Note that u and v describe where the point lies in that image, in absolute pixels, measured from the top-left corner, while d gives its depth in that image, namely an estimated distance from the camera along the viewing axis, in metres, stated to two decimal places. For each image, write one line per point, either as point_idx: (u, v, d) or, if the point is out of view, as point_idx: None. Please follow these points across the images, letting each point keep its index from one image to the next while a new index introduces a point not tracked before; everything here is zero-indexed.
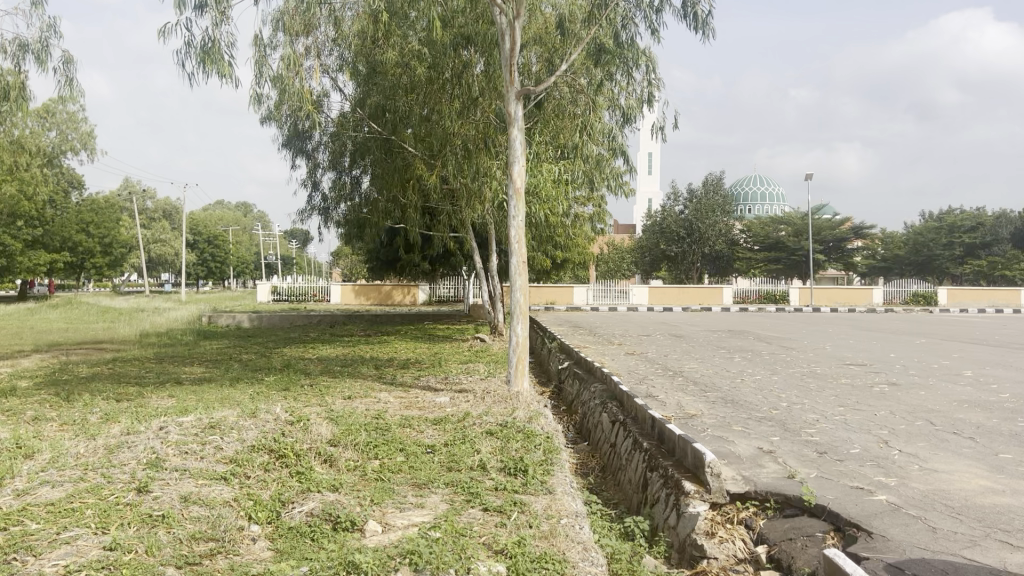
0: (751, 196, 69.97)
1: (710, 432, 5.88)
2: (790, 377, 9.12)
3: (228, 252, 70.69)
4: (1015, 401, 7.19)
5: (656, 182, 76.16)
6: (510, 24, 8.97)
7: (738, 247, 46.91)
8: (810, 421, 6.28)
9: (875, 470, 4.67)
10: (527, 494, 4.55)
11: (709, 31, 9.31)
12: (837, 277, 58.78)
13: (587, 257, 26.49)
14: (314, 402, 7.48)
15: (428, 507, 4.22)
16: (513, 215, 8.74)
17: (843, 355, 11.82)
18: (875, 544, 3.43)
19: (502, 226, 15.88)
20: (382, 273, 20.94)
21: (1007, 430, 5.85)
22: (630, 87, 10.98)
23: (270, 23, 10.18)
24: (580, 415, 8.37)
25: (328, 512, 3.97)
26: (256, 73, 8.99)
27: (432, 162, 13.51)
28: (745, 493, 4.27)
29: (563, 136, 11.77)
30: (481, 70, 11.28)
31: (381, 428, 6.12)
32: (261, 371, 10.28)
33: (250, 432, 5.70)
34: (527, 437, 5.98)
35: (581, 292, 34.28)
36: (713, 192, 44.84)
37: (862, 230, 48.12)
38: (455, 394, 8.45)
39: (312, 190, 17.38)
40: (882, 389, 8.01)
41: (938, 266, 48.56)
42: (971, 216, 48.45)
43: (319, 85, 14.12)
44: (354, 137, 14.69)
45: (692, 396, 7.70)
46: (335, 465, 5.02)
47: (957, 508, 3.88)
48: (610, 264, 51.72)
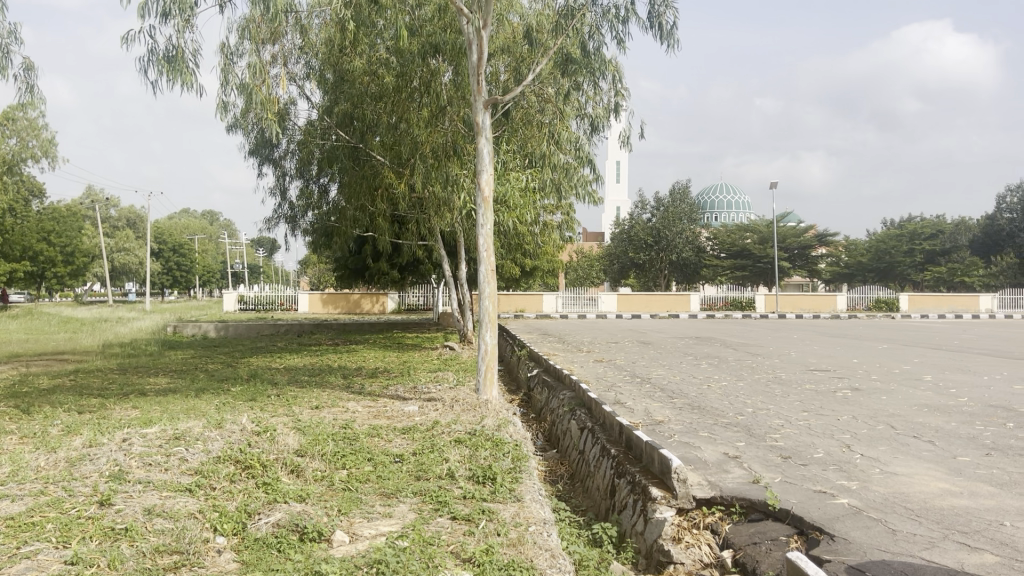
0: (717, 204, 70.77)
1: (677, 438, 5.94)
2: (755, 382, 9.26)
3: (193, 261, 69.84)
4: (973, 405, 7.35)
5: (624, 190, 76.77)
6: (477, 34, 8.96)
7: (706, 255, 47.35)
8: (775, 427, 6.35)
9: (837, 474, 4.75)
10: (495, 502, 4.55)
11: (674, 42, 9.42)
12: (802, 286, 59.55)
13: (556, 266, 26.59)
14: (281, 413, 7.41)
15: (396, 516, 4.21)
16: (481, 223, 8.74)
17: (808, 361, 11.98)
18: (837, 547, 3.48)
19: (471, 236, 15.87)
20: (349, 282, 20.81)
21: (964, 433, 5.99)
22: (597, 96, 11.19)
23: (236, 31, 10.16)
24: (549, 423, 8.38)
25: (294, 523, 3.93)
26: (222, 81, 8.92)
27: (402, 170, 13.47)
28: (711, 498, 4.31)
29: (531, 145, 11.86)
30: (449, 79, 11.39)
31: (349, 437, 6.09)
32: (227, 381, 10.18)
33: (215, 443, 5.65)
34: (495, 445, 5.99)
35: (550, 300, 34.42)
36: (680, 201, 45.40)
37: (826, 237, 48.79)
38: (424, 402, 8.43)
39: (279, 200, 17.28)
40: (845, 394, 8.15)
41: (900, 273, 49.41)
42: (931, 224, 49.44)
43: (286, 93, 14.09)
44: (321, 146, 14.62)
45: (659, 403, 7.76)
46: (302, 475, 4.98)
47: (917, 510, 3.96)
48: (579, 272, 51.97)
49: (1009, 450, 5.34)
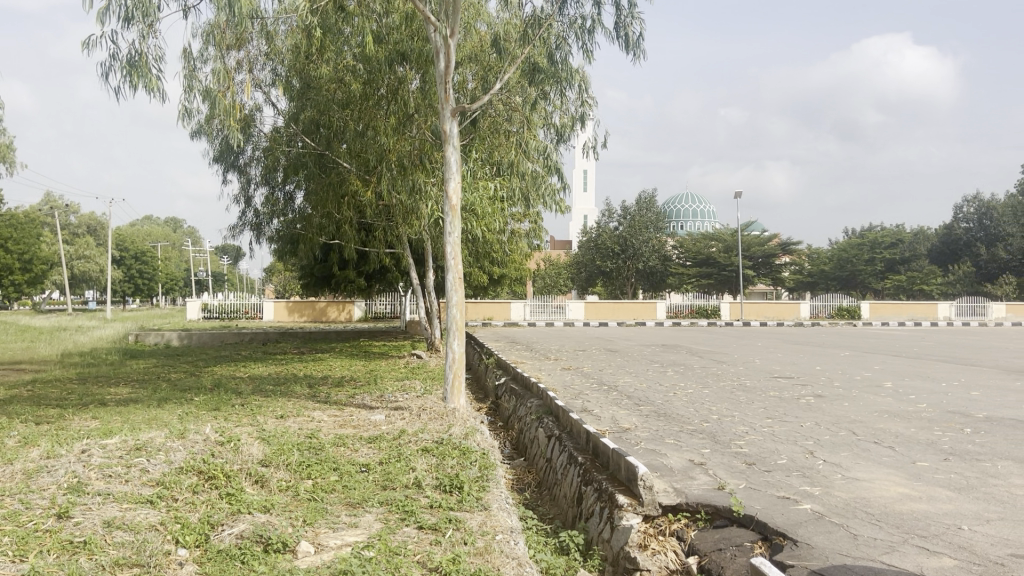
0: (683, 213, 71.40)
1: (644, 445, 5.97)
2: (721, 390, 9.34)
3: (156, 269, 68.74)
4: (932, 411, 7.49)
5: (591, 200, 77.23)
6: (445, 42, 8.96)
7: (672, 263, 47.72)
8: (740, 433, 6.41)
9: (800, 480, 4.81)
10: (462, 511, 4.54)
11: (640, 53, 9.50)
12: (767, 294, 60.24)
13: (524, 273, 26.64)
14: (245, 422, 7.31)
15: (362, 526, 4.18)
16: (449, 231, 8.72)
17: (773, 368, 12.10)
18: (800, 552, 3.52)
19: (439, 243, 15.84)
20: (316, 290, 20.64)
21: (923, 439, 6.10)
22: (564, 106, 11.25)
23: (201, 37, 10.08)
24: (517, 431, 8.37)
25: (258, 534, 3.88)
26: (185, 87, 8.81)
27: (369, 177, 13.42)
28: (677, 505, 4.34)
29: (499, 153, 11.86)
30: (416, 86, 11.40)
31: (315, 447, 6.03)
32: (191, 390, 10.04)
33: (177, 453, 5.57)
34: (463, 453, 5.97)
35: (518, 308, 34.43)
36: (646, 209, 45.87)
37: (790, 246, 49.39)
38: (391, 411, 8.37)
39: (244, 207, 17.13)
40: (808, 401, 8.25)
41: (861, 281, 50.21)
42: (891, 233, 50.34)
43: (251, 100, 14.00)
44: (287, 153, 14.52)
45: (626, 410, 7.79)
46: (266, 486, 4.92)
47: (877, 515, 4.03)
48: (547, 280, 52.24)
49: (967, 455, 5.45)
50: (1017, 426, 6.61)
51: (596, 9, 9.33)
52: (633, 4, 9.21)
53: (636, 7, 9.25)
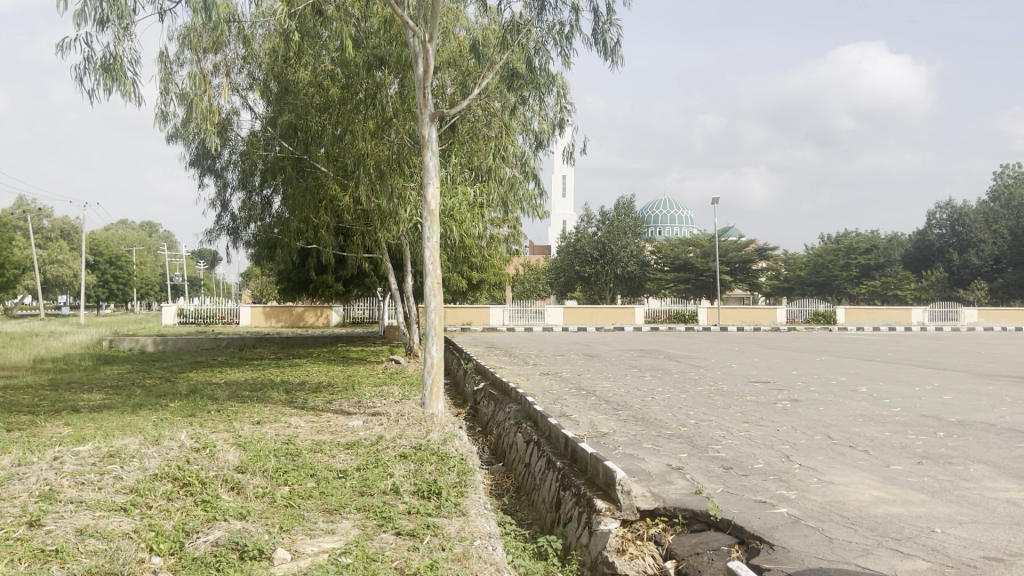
0: (661, 219, 71.73)
1: (622, 450, 5.99)
2: (698, 395, 9.38)
3: (131, 273, 67.99)
4: (907, 415, 7.58)
5: (570, 205, 77.43)
6: (423, 47, 8.95)
7: (650, 269, 47.92)
8: (717, 438, 6.45)
9: (777, 484, 4.83)
10: (440, 517, 4.52)
11: (618, 59, 9.56)
12: (745, 299, 60.67)
13: (503, 278, 26.63)
14: (221, 428, 7.25)
15: (339, 532, 4.16)
16: (428, 236, 8.71)
17: (749, 373, 12.17)
18: (776, 556, 3.54)
19: (417, 248, 15.79)
20: (293, 295, 20.52)
21: (898, 442, 6.17)
22: (542, 111, 11.31)
23: (177, 40, 10.01)
24: (495, 436, 8.36)
25: (233, 542, 3.84)
26: (162, 90, 8.73)
27: (346, 182, 13.36)
28: (653, 509, 4.35)
29: (478, 158, 11.88)
30: (394, 91, 11.41)
31: (292, 453, 5.99)
32: (166, 397, 9.93)
33: (151, 460, 5.51)
34: (441, 459, 5.95)
35: (497, 313, 34.41)
36: (624, 215, 45.98)
37: (766, 251, 49.69)
38: (369, 417, 8.33)
39: (220, 211, 17.02)
40: (784, 405, 8.30)
41: (836, 287, 50.65)
42: (866, 238, 50.91)
43: (228, 104, 13.91)
44: (264, 157, 14.48)
45: (604, 415, 7.80)
46: (243, 492, 4.87)
47: (852, 518, 4.07)
48: (526, 285, 52.28)
49: (940, 459, 5.52)
50: (989, 429, 6.69)
51: (574, 15, 9.37)
52: (611, 11, 9.25)
53: (614, 14, 9.29)
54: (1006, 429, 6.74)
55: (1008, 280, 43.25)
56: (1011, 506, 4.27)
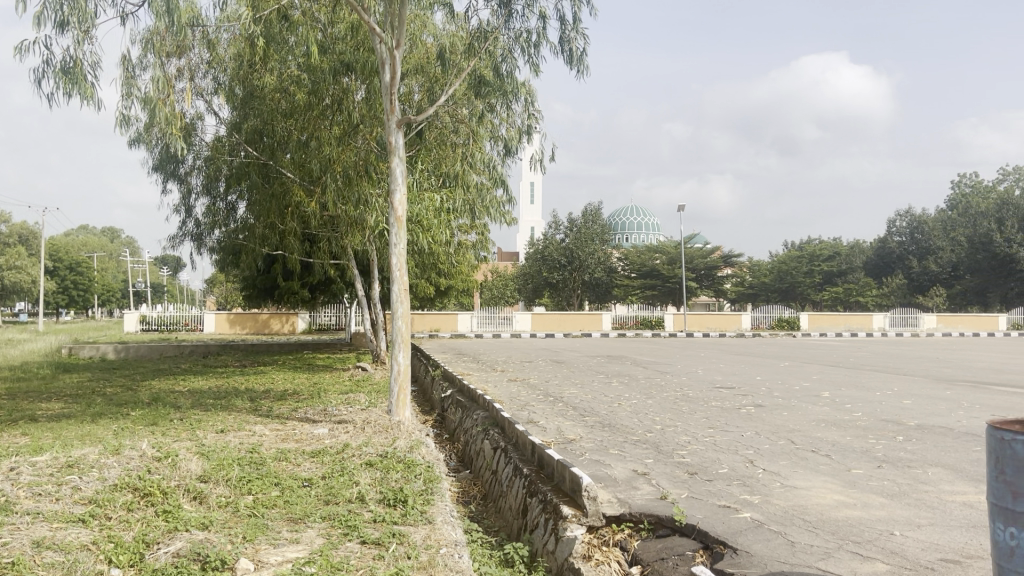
0: (628, 226, 72.24)
1: (588, 456, 6.01)
2: (664, 400, 9.44)
3: (92, 279, 66.83)
4: (868, 420, 7.71)
5: (538, 212, 77.74)
6: (390, 54, 8.94)
7: (617, 275, 48.17)
8: (683, 443, 6.50)
9: (741, 489, 4.89)
10: (406, 525, 4.50)
11: (584, 68, 9.62)
12: (710, 304, 61.31)
13: (470, 285, 26.60)
14: (183, 437, 7.15)
15: (304, 541, 4.12)
16: (395, 243, 8.68)
17: (714, 378, 12.29)
18: (740, 560, 3.58)
19: (384, 254, 15.70)
20: (258, 301, 20.31)
21: (859, 447, 6.28)
22: (510, 119, 11.35)
23: (140, 44, 9.90)
24: (463, 443, 8.35)
25: (196, 552, 3.79)
26: (123, 94, 8.60)
27: (312, 188, 13.26)
28: (620, 515, 4.37)
29: (445, 165, 11.87)
30: (361, 97, 11.33)
31: (256, 462, 5.93)
32: (127, 405, 9.77)
33: (112, 470, 5.42)
34: (407, 467, 5.92)
35: (465, 320, 34.36)
36: (592, 222, 46.16)
37: (732, 258, 50.15)
38: (335, 425, 8.27)
39: (184, 217, 16.79)
40: (748, 410, 8.40)
41: (799, 293, 51.35)
42: (828, 246, 51.71)
43: (192, 108, 13.80)
44: (229, 162, 14.35)
45: (571, 421, 7.82)
46: (205, 502, 4.80)
47: (814, 522, 4.13)
48: (494, 292, 52.39)
49: (899, 463, 5.62)
50: (946, 434, 6.83)
51: (541, 23, 9.41)
52: (578, 19, 9.31)
53: (580, 23, 9.35)
54: (963, 432, 6.89)
55: (965, 286, 44.18)
56: (967, 509, 4.36)
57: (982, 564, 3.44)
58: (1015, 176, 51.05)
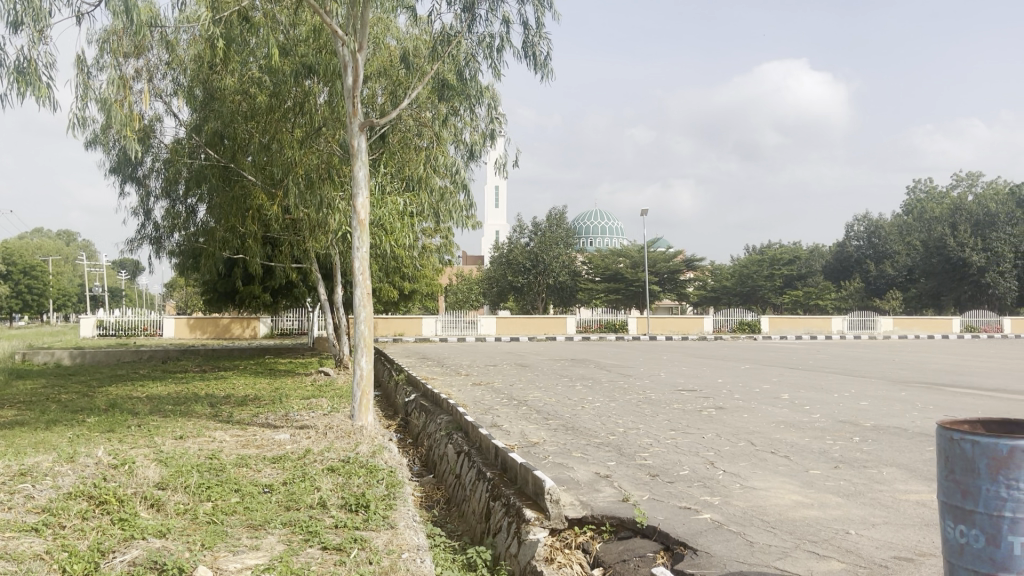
0: (593, 230, 72.62)
1: (552, 459, 6.03)
2: (627, 403, 9.51)
3: (48, 283, 65.42)
4: (826, 421, 7.85)
5: (503, 216, 77.89)
6: (352, 58, 8.89)
7: (581, 279, 48.36)
8: (645, 446, 6.55)
9: (702, 490, 4.95)
10: (368, 531, 4.48)
11: (548, 73, 9.67)
12: (673, 308, 61.93)
13: (435, 289, 26.53)
14: (141, 444, 7.02)
15: (263, 548, 4.08)
16: (357, 247, 8.62)
17: (677, 381, 12.39)
18: (700, 561, 3.62)
19: (347, 258, 15.59)
20: (219, 306, 20.03)
21: (817, 447, 6.38)
22: (474, 122, 11.38)
23: (96, 45, 9.74)
24: (426, 447, 8.32)
25: (152, 561, 3.73)
26: (78, 95, 8.44)
27: (273, 191, 13.14)
28: (582, 518, 4.39)
29: (408, 168, 11.84)
30: (323, 99, 11.25)
31: (215, 468, 5.85)
32: (83, 412, 9.57)
33: (66, 478, 5.31)
34: (369, 472, 5.90)
35: (430, 323, 34.30)
36: (556, 226, 46.32)
37: (694, 263, 50.64)
38: (296, 430, 8.19)
39: (143, 219, 16.52)
40: (710, 413, 8.49)
41: (760, 296, 52.11)
42: (789, 250, 52.49)
43: (150, 110, 13.62)
44: (189, 164, 14.15)
45: (535, 425, 7.85)
46: (163, 510, 4.73)
47: (772, 522, 4.19)
48: (458, 296, 52.42)
49: (855, 463, 5.73)
50: (901, 434, 6.98)
51: (505, 28, 9.43)
52: (541, 24, 9.35)
53: (543, 28, 9.41)
54: (916, 433, 7.05)
55: (921, 289, 45.13)
56: (920, 508, 4.46)
57: (934, 562, 3.52)
58: (968, 182, 52.37)
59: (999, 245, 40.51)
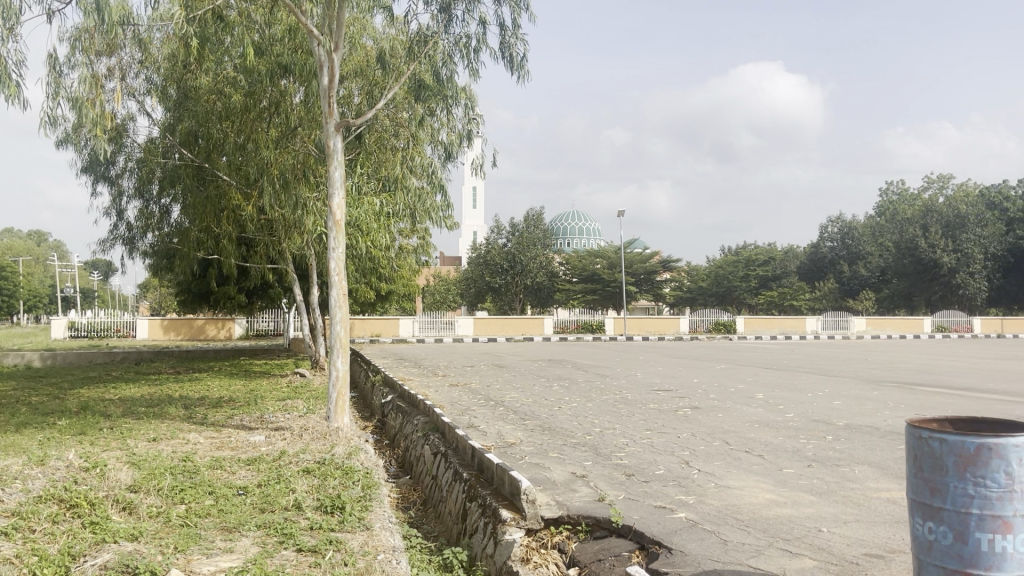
0: (570, 231, 72.82)
1: (528, 459, 6.04)
2: (603, 404, 9.54)
3: (18, 283, 64.47)
4: (800, 420, 7.94)
5: (480, 216, 77.88)
6: (328, 58, 8.84)
7: (559, 280, 48.46)
8: (621, 446, 6.58)
9: (677, 489, 4.98)
10: (343, 532, 4.46)
11: (524, 74, 9.68)
12: (650, 308, 62.25)
13: (412, 290, 26.46)
14: (113, 447, 6.94)
15: (238, 551, 4.05)
16: (333, 247, 8.58)
17: (653, 381, 12.44)
18: (674, 559, 3.64)
19: (323, 259, 15.51)
20: (193, 306, 19.84)
21: (790, 446, 6.44)
22: (450, 123, 11.37)
23: (68, 43, 9.63)
24: (403, 448, 8.29)
25: (124, 564, 3.69)
26: (49, 93, 8.32)
27: (248, 191, 13.05)
28: (558, 518, 4.40)
29: (384, 169, 11.79)
30: (298, 99, 11.17)
31: (188, 471, 5.80)
32: (53, 414, 9.44)
33: (36, 481, 5.24)
34: (345, 473, 5.87)
35: (406, 324, 34.22)
36: (534, 227, 46.40)
37: (670, 263, 50.89)
38: (271, 432, 8.13)
39: (116, 219, 16.33)
40: (686, 413, 8.55)
41: (735, 297, 52.50)
42: (764, 251, 52.92)
43: (122, 109, 13.48)
44: (163, 164, 14.02)
45: (512, 425, 7.85)
46: (135, 513, 4.67)
47: (746, 521, 4.22)
48: (435, 297, 52.39)
49: (828, 462, 5.79)
50: (873, 433, 7.07)
51: (481, 29, 9.43)
52: (517, 25, 9.36)
53: (520, 29, 9.41)
54: (888, 432, 7.14)
55: (893, 290, 45.69)
56: (891, 505, 4.51)
57: (904, 559, 3.57)
58: (939, 184, 53.10)
59: (969, 246, 41.05)
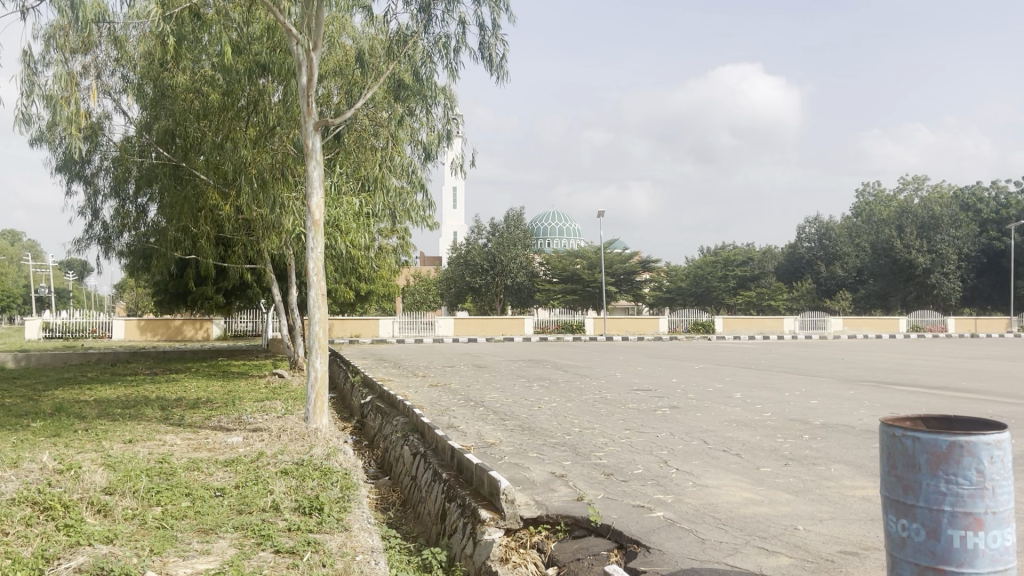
0: (550, 231, 72.91)
1: (508, 459, 6.05)
2: (582, 404, 9.56)
3: None
4: (777, 419, 8.01)
5: (461, 216, 77.79)
6: (307, 57, 8.79)
7: (539, 280, 48.50)
8: (600, 445, 6.60)
9: (656, 488, 5.00)
10: (321, 533, 4.45)
11: (503, 74, 9.69)
12: (630, 309, 62.47)
13: (392, 291, 26.39)
14: (87, 449, 6.86)
15: (215, 552, 4.02)
16: (312, 247, 8.54)
17: (632, 381, 12.49)
18: (652, 558, 3.66)
19: (301, 258, 15.42)
20: (170, 307, 19.65)
21: (767, 446, 6.49)
22: (430, 123, 11.34)
23: (42, 40, 9.52)
24: (382, 449, 8.26)
25: (98, 566, 3.66)
26: (24, 91, 8.22)
27: (226, 190, 12.96)
28: (537, 518, 4.41)
29: (364, 168, 11.74)
30: (277, 98, 11.08)
31: (165, 472, 5.75)
32: (27, 416, 9.32)
33: (8, 484, 5.17)
34: (323, 474, 5.84)
35: (386, 325, 34.12)
36: (514, 227, 46.43)
37: (650, 264, 51.09)
38: (249, 433, 8.08)
39: (91, 219, 16.14)
40: (665, 412, 8.58)
41: (714, 297, 52.80)
42: (742, 251, 53.27)
43: (98, 107, 13.33)
44: (140, 163, 13.89)
45: (491, 426, 7.85)
46: (110, 515, 4.63)
47: (723, 519, 4.25)
48: (415, 297, 52.24)
49: (804, 460, 5.84)
50: (849, 431, 7.14)
51: (460, 29, 9.42)
52: (497, 26, 9.37)
53: (499, 29, 9.41)
54: (863, 430, 7.21)
55: (869, 290, 46.17)
56: (866, 503, 4.56)
57: (878, 556, 3.61)
58: (914, 185, 53.74)
59: (944, 247, 41.56)
